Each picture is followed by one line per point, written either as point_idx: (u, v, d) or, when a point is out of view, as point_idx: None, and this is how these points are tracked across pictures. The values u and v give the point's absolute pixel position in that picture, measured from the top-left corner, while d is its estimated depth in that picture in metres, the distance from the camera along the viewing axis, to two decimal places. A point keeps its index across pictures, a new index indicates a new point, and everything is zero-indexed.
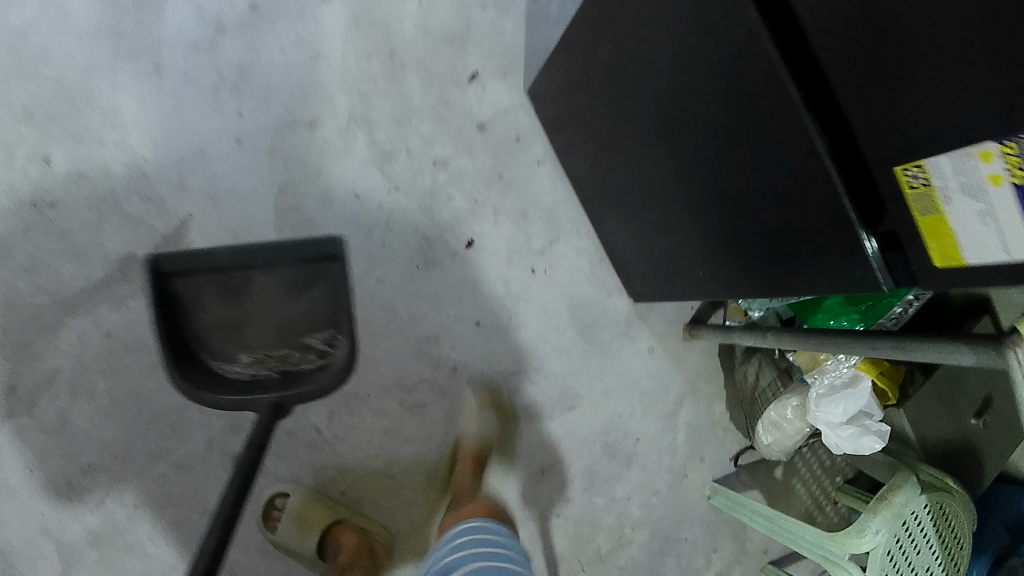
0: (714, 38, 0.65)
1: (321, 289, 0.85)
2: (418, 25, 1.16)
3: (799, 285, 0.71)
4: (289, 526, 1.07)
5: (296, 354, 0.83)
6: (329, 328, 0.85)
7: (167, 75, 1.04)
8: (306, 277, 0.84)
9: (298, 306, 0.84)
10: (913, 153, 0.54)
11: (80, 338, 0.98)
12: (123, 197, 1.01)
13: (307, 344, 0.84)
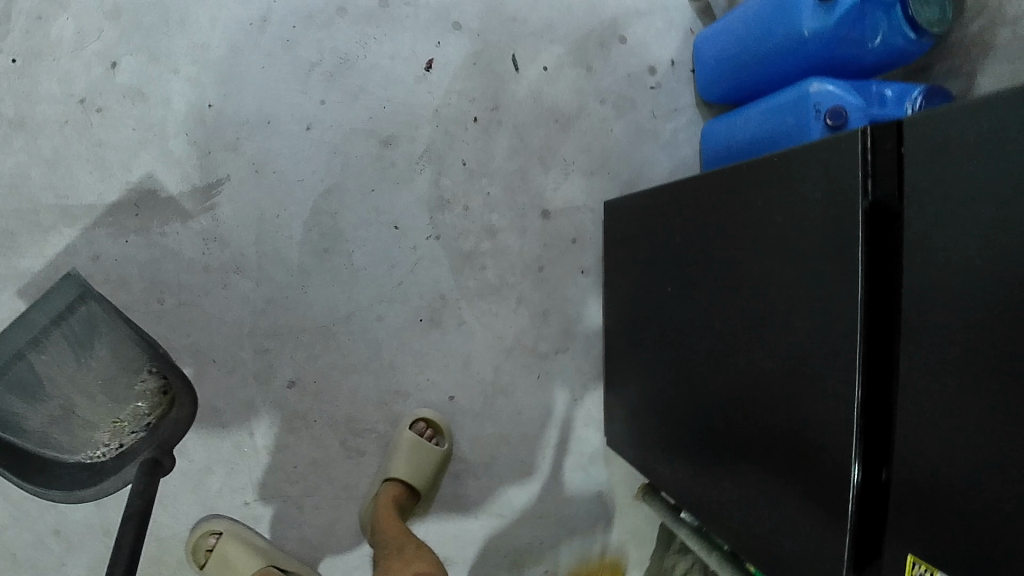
0: (793, 265, 0.69)
1: (101, 323, 0.69)
2: (531, 89, 1.11)
3: (764, 509, 0.73)
4: (212, 563, 1.00)
5: (149, 392, 0.76)
6: (134, 366, 0.73)
7: (268, 32, 1.02)
8: (76, 333, 0.69)
9: (104, 346, 0.70)
10: (916, 468, 0.59)
11: (72, 250, 0.97)
12: (171, 133, 0.99)
13: (145, 391, 0.76)
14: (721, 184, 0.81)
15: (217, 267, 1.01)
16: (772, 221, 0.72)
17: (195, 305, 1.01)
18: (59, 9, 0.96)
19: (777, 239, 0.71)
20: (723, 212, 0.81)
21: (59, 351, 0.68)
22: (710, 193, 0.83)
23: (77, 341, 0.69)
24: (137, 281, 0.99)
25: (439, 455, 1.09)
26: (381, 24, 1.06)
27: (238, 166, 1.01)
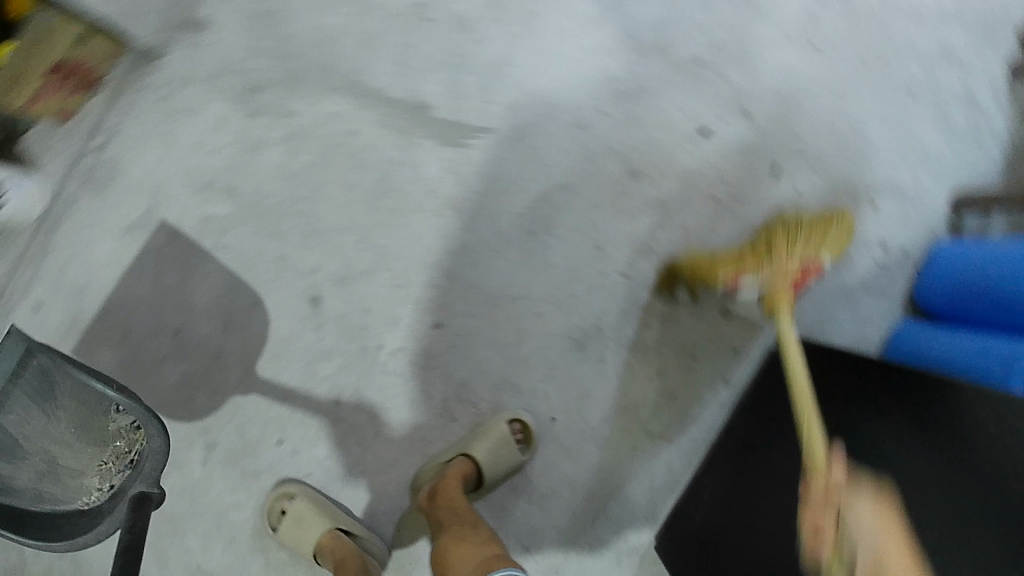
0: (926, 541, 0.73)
1: (56, 380, 0.95)
2: (775, 202, 1.15)
3: None
4: (288, 522, 1.05)
5: (121, 444, 1.03)
6: (104, 407, 1.01)
7: (595, 31, 1.08)
8: (36, 389, 0.94)
9: (75, 395, 0.97)
10: None
11: (338, 116, 1.04)
12: (470, 68, 1.06)
13: (116, 433, 1.03)
14: (899, 407, 0.80)
15: (440, 196, 1.07)
16: (954, 464, 0.74)
17: (403, 216, 1.07)
18: None
19: (929, 504, 0.74)
20: (886, 433, 0.80)
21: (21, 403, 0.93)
22: (880, 405, 0.82)
23: (28, 392, 0.94)
24: (371, 170, 1.05)
25: (518, 460, 1.09)
26: (688, 78, 1.11)
27: (505, 125, 1.07)
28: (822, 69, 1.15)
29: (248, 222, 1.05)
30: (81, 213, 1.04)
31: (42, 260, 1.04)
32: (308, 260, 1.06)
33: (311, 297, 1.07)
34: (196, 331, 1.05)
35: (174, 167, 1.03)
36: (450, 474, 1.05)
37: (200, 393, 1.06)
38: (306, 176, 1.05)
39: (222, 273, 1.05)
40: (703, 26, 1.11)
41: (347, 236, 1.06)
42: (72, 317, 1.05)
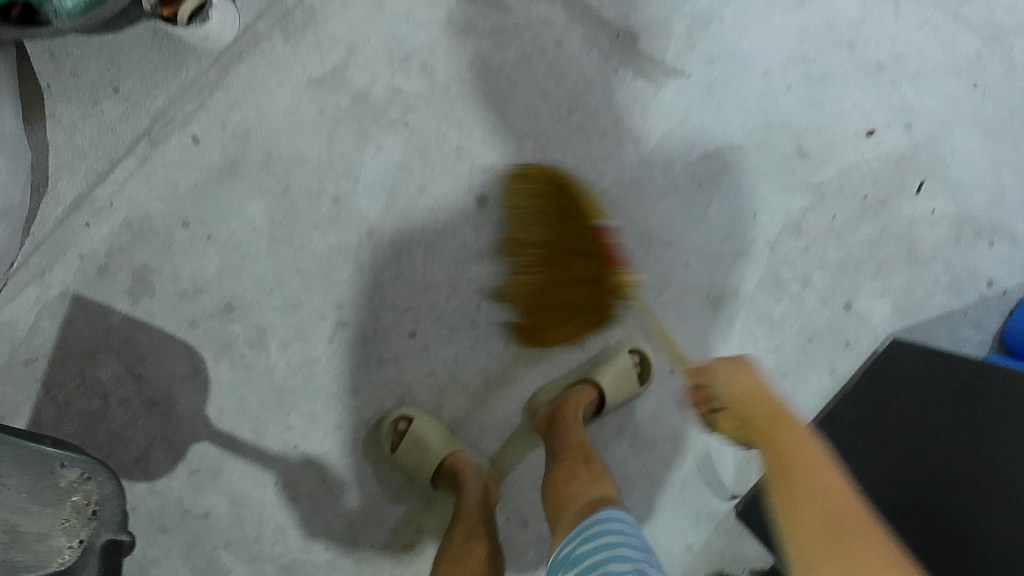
0: None
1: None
2: (913, 215, 1.22)
3: None
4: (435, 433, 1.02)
5: (76, 498, 0.76)
6: (45, 459, 0.76)
7: (796, 12, 1.14)
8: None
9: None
10: None
11: (548, 23, 1.03)
12: (683, 13, 1.08)
13: (68, 489, 0.76)
14: None
15: (625, 126, 1.07)
16: None
17: (586, 137, 1.06)
18: None
19: None
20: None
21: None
22: None
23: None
24: (568, 84, 1.05)
25: (636, 391, 1.09)
26: (864, 80, 1.18)
27: (701, 76, 1.09)
28: (975, 105, 1.23)
29: (435, 105, 1.01)
30: (265, 52, 0.98)
31: (211, 92, 0.97)
32: (486, 158, 1.04)
33: (478, 195, 1.04)
34: (358, 203, 1.01)
35: (374, 31, 0.99)
36: (577, 398, 1.03)
37: (345, 266, 1.02)
38: (504, 73, 1.03)
39: (398, 150, 1.01)
40: (891, 38, 1.19)
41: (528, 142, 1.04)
42: (231, 159, 0.98)
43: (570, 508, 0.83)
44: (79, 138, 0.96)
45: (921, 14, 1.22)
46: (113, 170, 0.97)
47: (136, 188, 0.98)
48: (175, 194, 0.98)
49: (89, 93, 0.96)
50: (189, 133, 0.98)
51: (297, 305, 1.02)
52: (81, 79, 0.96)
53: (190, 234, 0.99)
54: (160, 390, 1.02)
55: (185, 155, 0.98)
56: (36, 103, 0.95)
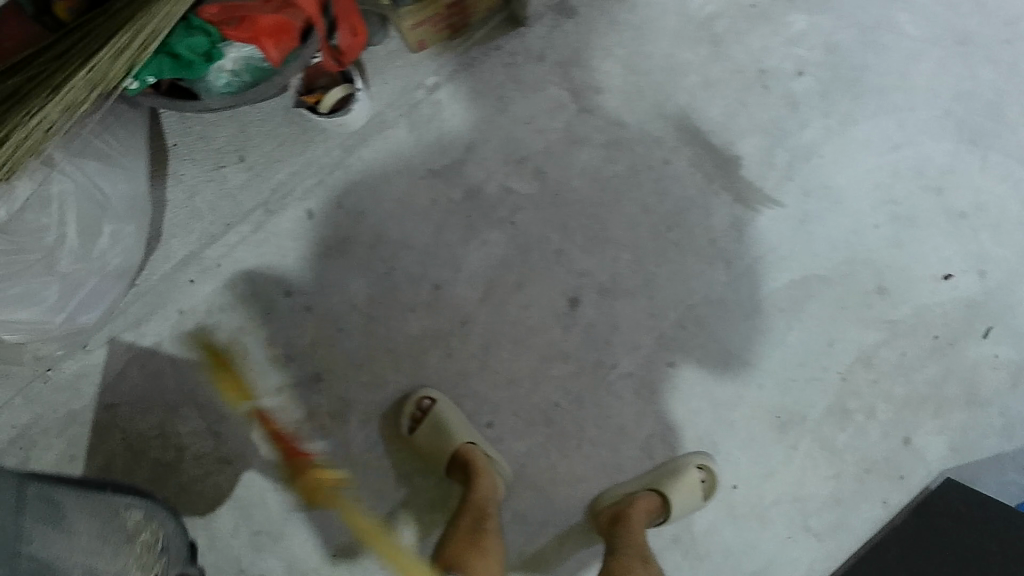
0: None
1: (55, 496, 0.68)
2: (977, 359, 1.24)
3: None
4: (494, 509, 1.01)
5: (143, 538, 0.77)
6: (110, 504, 0.74)
7: (891, 155, 1.18)
8: (46, 509, 0.66)
9: (76, 499, 0.70)
10: None
11: (659, 141, 1.07)
12: (785, 145, 1.12)
13: (136, 529, 0.76)
14: None
15: (718, 247, 1.10)
16: None
17: (681, 253, 1.08)
18: (803, 10, 1.14)
19: None
20: None
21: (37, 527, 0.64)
22: None
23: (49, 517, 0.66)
24: (670, 200, 1.08)
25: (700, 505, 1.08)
26: (945, 225, 1.22)
27: (796, 206, 1.13)
28: None
29: (543, 207, 1.05)
30: (389, 140, 1.01)
31: (333, 171, 1.01)
32: (585, 263, 1.06)
33: (572, 297, 1.06)
34: (456, 292, 1.03)
35: (495, 132, 1.03)
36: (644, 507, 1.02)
37: (434, 351, 1.03)
38: (610, 185, 1.06)
39: (501, 246, 1.04)
40: (976, 188, 1.23)
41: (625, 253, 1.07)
42: (341, 236, 1.01)
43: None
44: (199, 200, 0.99)
45: (1009, 166, 1.24)
46: (225, 233, 1.00)
47: (245, 252, 1.00)
48: (283, 263, 1.01)
49: (214, 157, 0.99)
50: (304, 208, 1.00)
51: (381, 384, 1.03)
52: (208, 143, 0.99)
53: (291, 303, 1.02)
54: (235, 449, 1.02)
55: (298, 227, 1.00)
56: (163, 160, 0.98)
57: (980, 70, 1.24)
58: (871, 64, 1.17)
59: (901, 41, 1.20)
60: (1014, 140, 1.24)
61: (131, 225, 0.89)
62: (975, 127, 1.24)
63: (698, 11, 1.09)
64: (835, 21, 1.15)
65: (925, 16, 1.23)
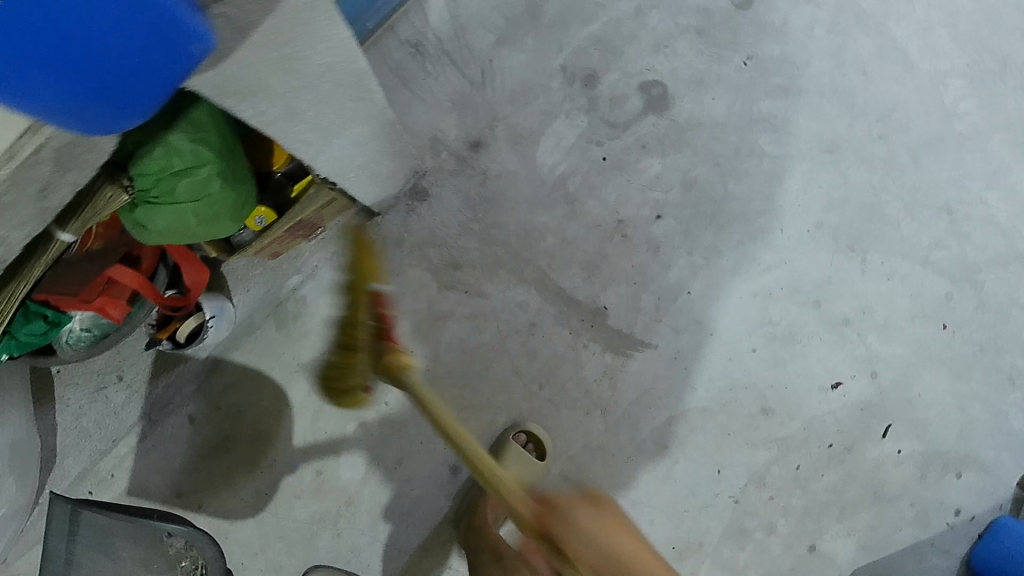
0: None
1: (103, 526, 0.98)
2: (879, 458, 1.23)
3: None
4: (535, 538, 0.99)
5: (186, 562, 1.02)
6: (156, 532, 1.00)
7: (763, 277, 1.20)
8: (93, 538, 0.98)
9: (118, 525, 0.98)
10: None
11: (524, 305, 1.11)
12: (653, 287, 1.16)
13: (176, 555, 1.01)
14: None
15: (596, 395, 1.14)
16: None
17: (557, 410, 1.13)
18: (657, 153, 1.17)
19: None
20: None
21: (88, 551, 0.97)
22: None
23: (88, 545, 0.97)
24: (540, 360, 1.12)
25: (540, 469, 1.09)
26: (829, 334, 1.23)
27: (668, 344, 1.16)
28: (941, 348, 1.25)
29: (415, 385, 1.09)
30: (257, 342, 1.06)
31: (208, 376, 1.06)
32: (461, 432, 1.10)
33: (453, 465, 1.10)
34: (338, 473, 1.09)
35: (360, 319, 1.08)
36: (488, 505, 1.05)
37: (324, 532, 1.08)
38: (478, 353, 1.10)
39: (377, 425, 1.09)
40: (857, 292, 1.24)
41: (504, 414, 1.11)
42: (222, 436, 1.06)
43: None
44: (85, 421, 1.03)
45: (892, 264, 1.25)
46: (114, 447, 1.05)
47: (134, 462, 1.05)
48: (171, 467, 1.06)
49: (95, 378, 1.03)
50: (185, 413, 1.06)
51: (278, 568, 1.08)
52: (88, 366, 1.03)
53: (184, 503, 1.06)
54: None
55: (181, 433, 1.06)
56: (48, 388, 1.02)
57: (851, 173, 1.24)
58: (733, 192, 1.20)
59: (762, 163, 1.21)
60: (893, 238, 1.25)
61: (13, 476, 0.91)
62: (852, 233, 1.24)
63: (550, 171, 1.13)
64: (691, 157, 1.18)
65: (789, 130, 1.23)
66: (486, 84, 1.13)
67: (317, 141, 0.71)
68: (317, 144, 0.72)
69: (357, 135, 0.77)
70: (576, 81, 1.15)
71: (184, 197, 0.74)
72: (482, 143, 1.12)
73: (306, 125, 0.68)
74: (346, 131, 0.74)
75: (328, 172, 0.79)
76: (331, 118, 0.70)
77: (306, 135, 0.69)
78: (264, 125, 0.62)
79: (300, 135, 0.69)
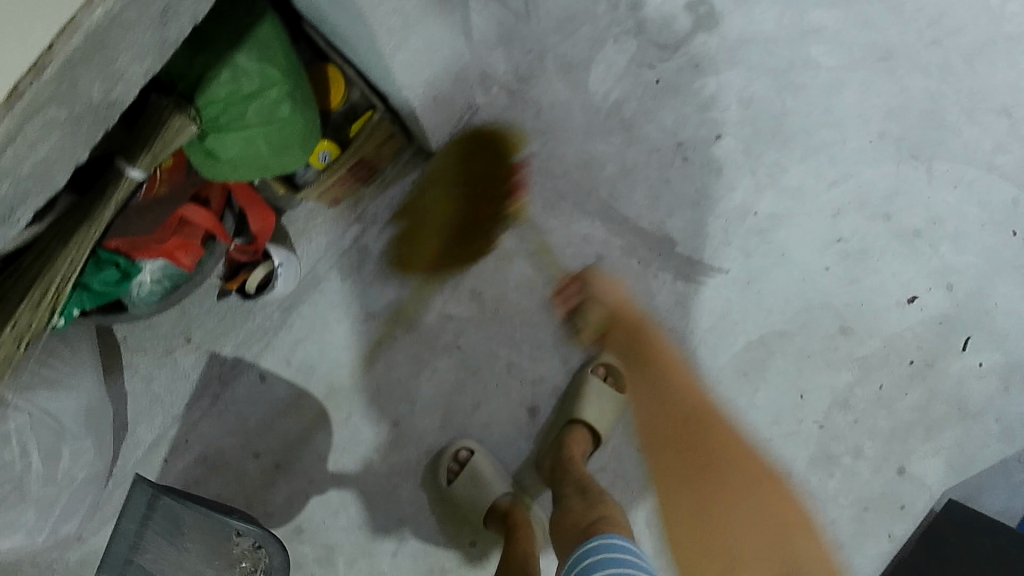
0: None
1: (177, 514, 0.86)
2: (960, 372, 1.21)
3: None
4: None
5: (246, 564, 0.95)
6: (224, 532, 0.91)
7: (830, 192, 1.16)
8: (162, 525, 0.85)
9: (195, 518, 0.87)
10: None
11: (589, 239, 1.09)
12: (719, 212, 1.12)
13: (241, 554, 0.94)
14: None
15: (668, 326, 1.11)
16: None
17: (630, 341, 1.10)
18: (710, 73, 1.13)
19: None
20: None
21: (155, 539, 0.85)
22: None
23: (159, 530, 0.85)
24: (609, 293, 1.09)
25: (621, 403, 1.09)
26: (903, 246, 1.18)
27: (738, 268, 1.13)
28: (1013, 256, 1.20)
29: (484, 327, 1.06)
30: (322, 293, 1.04)
31: (275, 333, 1.04)
32: (536, 372, 1.08)
33: (530, 406, 1.08)
34: (415, 424, 1.06)
35: (424, 265, 1.05)
36: (573, 442, 1.02)
37: (406, 486, 1.06)
38: (547, 292, 1.08)
39: (450, 373, 1.06)
40: (927, 202, 1.19)
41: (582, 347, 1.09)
42: (294, 393, 1.04)
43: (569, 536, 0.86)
44: (156, 386, 1.00)
45: (960, 171, 1.20)
46: (187, 411, 1.04)
47: (208, 425, 1.04)
48: (245, 429, 1.04)
49: (162, 343, 0.99)
50: (257, 371, 1.04)
51: (362, 525, 1.05)
52: None
53: (261, 465, 1.04)
54: None
55: (252, 393, 1.04)
56: None
57: (910, 80, 1.20)
58: (790, 107, 1.15)
59: (818, 75, 1.17)
60: (958, 144, 1.20)
61: (88, 440, 0.90)
62: (916, 142, 1.19)
63: (604, 98, 1.10)
64: (745, 74, 1.14)
65: (842, 41, 1.18)
66: (531, 14, 1.09)
67: (397, 32, 0.74)
68: (395, 36, 0.75)
69: (428, 35, 0.79)
70: (622, 4, 1.11)
71: (254, 122, 0.73)
72: (532, 74, 1.08)
73: (390, 7, 0.70)
74: (419, 28, 0.77)
75: (402, 83, 0.82)
76: (411, 5, 0.73)
77: (387, 20, 0.72)
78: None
79: (383, 21, 0.71)
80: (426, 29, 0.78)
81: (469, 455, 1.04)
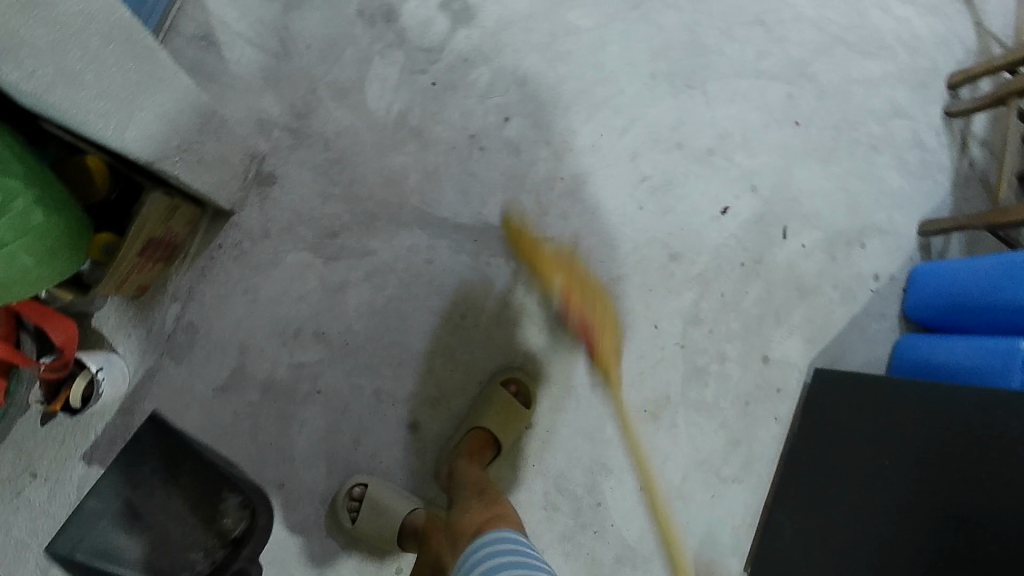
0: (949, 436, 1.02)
1: (178, 454, 1.01)
2: (788, 258, 1.33)
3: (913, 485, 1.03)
4: None
5: (228, 522, 1.02)
6: (218, 484, 1.02)
7: (624, 139, 1.24)
8: (162, 468, 1.00)
9: (194, 465, 1.02)
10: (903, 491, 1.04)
11: (414, 249, 1.12)
12: (527, 188, 1.18)
13: (228, 512, 1.02)
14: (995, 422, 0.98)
15: (516, 305, 1.16)
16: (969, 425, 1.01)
17: (484, 330, 1.15)
18: (480, 61, 1.17)
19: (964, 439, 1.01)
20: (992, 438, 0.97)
21: (149, 478, 1.00)
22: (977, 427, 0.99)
23: (156, 472, 1.00)
24: (450, 292, 1.13)
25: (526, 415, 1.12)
26: (704, 166, 1.29)
27: (563, 233, 1.20)
28: (802, 143, 1.36)
29: (339, 362, 1.08)
30: (164, 382, 1.02)
31: (125, 439, 1.00)
32: (403, 389, 1.11)
33: (410, 422, 1.11)
34: (301, 478, 1.06)
35: (258, 323, 1.06)
36: (473, 449, 1.06)
37: (312, 539, 1.06)
38: (390, 311, 1.10)
39: (319, 418, 1.07)
40: (710, 122, 1.30)
41: (472, 338, 1.14)
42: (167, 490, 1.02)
43: (459, 543, 0.86)
44: (16, 532, 0.97)
45: (730, 86, 1.32)
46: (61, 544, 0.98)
47: None
48: None
49: (10, 486, 0.97)
50: None
51: None
52: None
53: None
54: None
55: None
56: None
57: (663, 18, 1.29)
58: (565, 72, 1.22)
59: (581, 37, 1.23)
60: (721, 64, 1.32)
61: None
62: (685, 72, 1.29)
63: (387, 112, 1.13)
64: (514, 54, 1.19)
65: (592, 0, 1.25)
66: (291, 53, 1.10)
67: (119, 114, 0.69)
68: (116, 118, 0.69)
69: (159, 105, 0.74)
70: (375, 20, 1.13)
71: (10, 237, 0.70)
72: (308, 111, 1.10)
73: (92, 91, 0.64)
74: (143, 101, 0.71)
75: (145, 158, 0.77)
76: (120, 84, 0.67)
77: (94, 105, 0.66)
78: (38, 96, 0.59)
79: (91, 107, 0.65)
80: (185, 123, 0.81)
81: (363, 488, 1.05)
